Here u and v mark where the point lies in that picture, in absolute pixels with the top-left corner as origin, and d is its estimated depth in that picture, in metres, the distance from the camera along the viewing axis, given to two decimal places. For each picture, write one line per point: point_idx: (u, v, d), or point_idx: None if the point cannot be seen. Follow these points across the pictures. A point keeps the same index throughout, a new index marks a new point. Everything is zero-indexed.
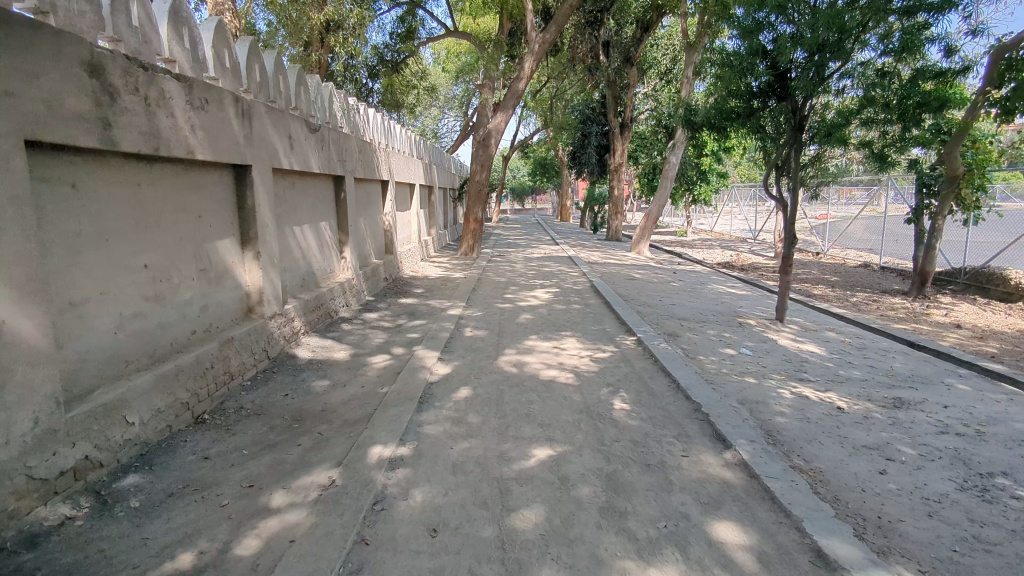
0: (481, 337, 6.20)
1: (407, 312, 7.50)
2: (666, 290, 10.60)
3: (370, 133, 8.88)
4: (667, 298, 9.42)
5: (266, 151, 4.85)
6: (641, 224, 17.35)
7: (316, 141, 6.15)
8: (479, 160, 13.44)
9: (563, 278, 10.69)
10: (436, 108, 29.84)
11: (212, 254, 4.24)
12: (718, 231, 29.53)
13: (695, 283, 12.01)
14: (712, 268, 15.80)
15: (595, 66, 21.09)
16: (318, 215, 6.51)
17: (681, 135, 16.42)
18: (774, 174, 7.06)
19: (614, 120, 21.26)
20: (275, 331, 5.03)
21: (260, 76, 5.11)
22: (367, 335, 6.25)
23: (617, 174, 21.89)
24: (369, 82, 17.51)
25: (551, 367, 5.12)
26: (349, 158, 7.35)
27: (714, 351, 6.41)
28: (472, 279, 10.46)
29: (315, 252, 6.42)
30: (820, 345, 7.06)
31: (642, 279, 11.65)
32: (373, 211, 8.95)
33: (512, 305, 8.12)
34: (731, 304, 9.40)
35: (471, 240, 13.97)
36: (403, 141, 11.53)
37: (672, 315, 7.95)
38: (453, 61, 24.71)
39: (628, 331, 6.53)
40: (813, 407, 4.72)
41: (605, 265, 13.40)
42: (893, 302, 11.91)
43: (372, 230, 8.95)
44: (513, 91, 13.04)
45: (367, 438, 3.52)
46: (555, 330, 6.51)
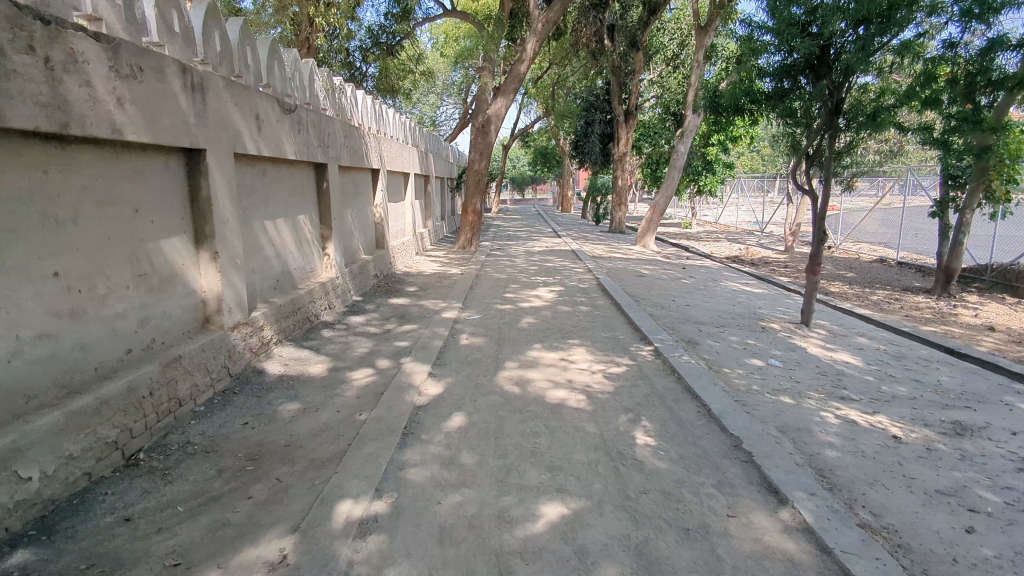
0: (478, 347, 5.51)
1: (396, 315, 6.80)
2: (678, 288, 9.90)
3: (358, 116, 8.16)
4: (680, 298, 8.72)
5: (225, 132, 4.13)
6: (647, 216, 16.64)
7: (293, 124, 5.43)
8: (478, 148, 12.71)
9: (568, 275, 10.00)
10: (434, 95, 28.90)
11: (154, 256, 3.53)
12: (723, 223, 28.79)
13: (706, 280, 11.29)
14: (721, 263, 15.08)
15: (598, 51, 19.94)
16: (295, 207, 5.79)
17: (691, 123, 15.69)
18: (805, 164, 6.37)
19: (618, 107, 20.67)
20: (238, 344, 4.33)
21: (220, 46, 4.38)
22: (350, 344, 5.55)
23: (621, 163, 21.18)
24: (363, 65, 16.69)
25: (558, 386, 4.43)
26: (333, 143, 6.63)
27: (740, 362, 5.71)
28: (470, 275, 9.77)
29: (291, 248, 5.71)
30: (854, 355, 6.36)
31: (651, 275, 10.98)
32: (361, 203, 8.23)
33: (513, 306, 7.44)
34: (750, 306, 8.68)
35: (469, 233, 13.26)
36: (397, 127, 10.79)
37: (688, 319, 7.25)
38: (452, 45, 23.95)
39: (643, 339, 5.84)
40: (865, 437, 4.03)
41: (610, 260, 12.71)
42: (915, 300, 11.25)
43: (361, 224, 8.23)
44: (513, 74, 12.30)
45: (335, 489, 2.84)
46: (561, 337, 5.83)
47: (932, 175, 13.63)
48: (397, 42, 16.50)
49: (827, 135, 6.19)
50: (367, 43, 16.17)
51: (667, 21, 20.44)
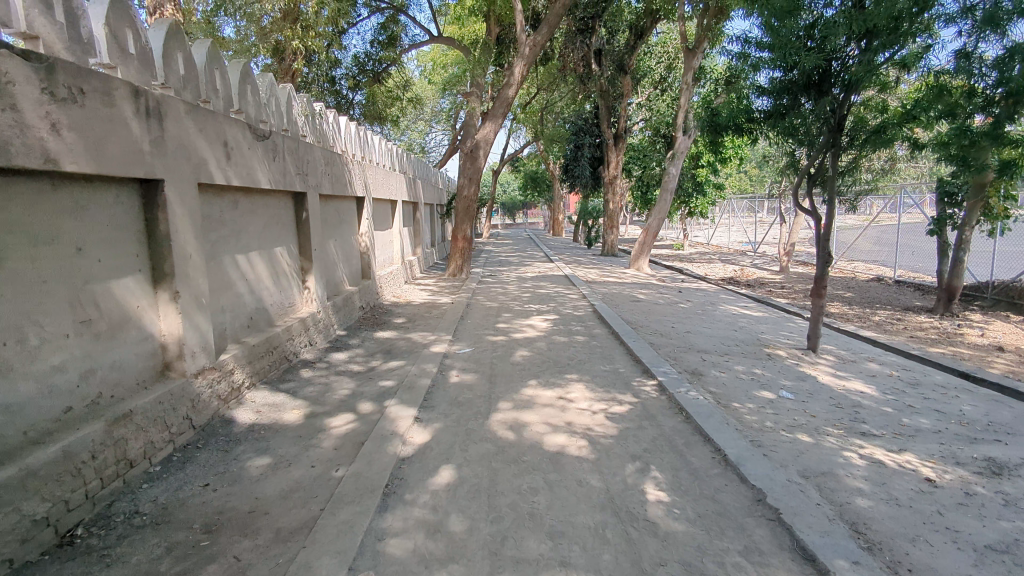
0: (469, 385, 5.13)
1: (382, 350, 6.39)
2: (676, 314, 9.55)
3: (341, 143, 7.86)
4: (679, 325, 8.37)
5: (187, 160, 3.78)
6: (640, 239, 16.39)
7: (267, 151, 5.10)
8: (467, 174, 12.45)
9: (562, 302, 9.66)
10: (423, 122, 28.78)
11: (101, 299, 3.15)
12: (715, 244, 28.67)
13: (705, 304, 10.96)
14: (717, 285, 14.77)
15: (586, 75, 20.11)
16: (271, 239, 5.43)
17: (681, 145, 15.55)
18: (808, 184, 6.12)
19: (608, 130, 20.59)
20: (203, 392, 3.92)
21: (184, 70, 4.06)
22: (331, 385, 5.13)
23: (612, 187, 21.06)
24: (349, 93, 16.52)
25: (557, 430, 4.04)
26: (313, 171, 6.30)
27: (749, 395, 5.34)
28: (461, 304, 9.41)
29: (267, 283, 5.32)
30: (867, 383, 6.01)
31: (647, 300, 10.66)
32: (345, 232, 7.88)
33: (506, 337, 7.06)
34: (752, 331, 8.33)
35: (460, 259, 12.91)
36: (383, 154, 10.50)
37: (691, 348, 6.88)
38: (440, 72, 24.20)
39: (646, 372, 5.46)
40: (896, 481, 3.65)
41: (605, 285, 12.40)
42: (919, 320, 10.97)
43: (345, 254, 7.87)
44: (501, 99, 12.13)
45: (301, 570, 2.43)
46: (558, 372, 5.44)
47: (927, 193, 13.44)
48: (384, 69, 16.40)
49: (831, 154, 5.96)
50: (352, 69, 15.96)
51: (654, 44, 20.48)
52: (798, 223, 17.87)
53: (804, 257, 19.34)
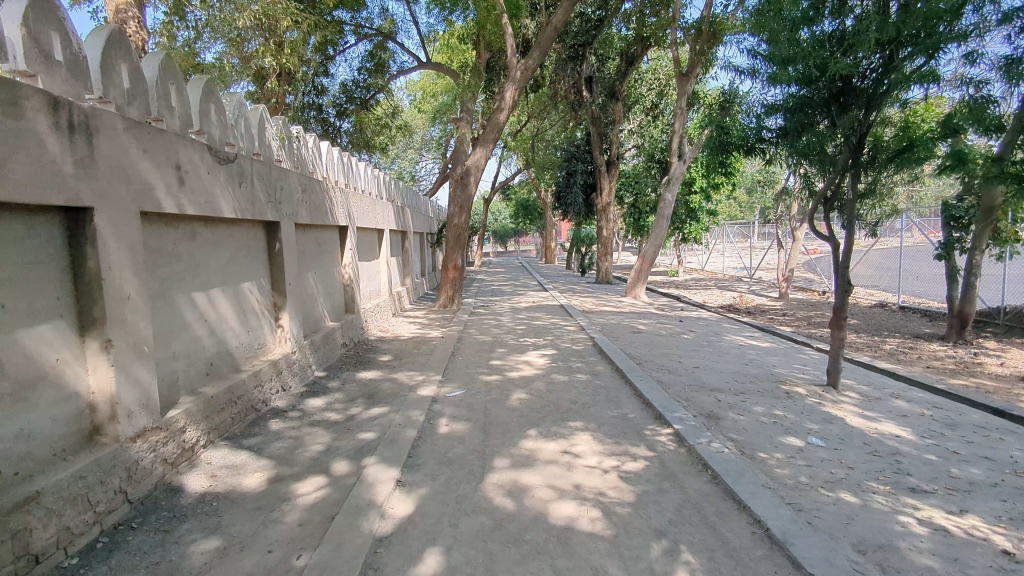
0: (461, 436, 4.52)
1: (364, 395, 5.76)
2: (680, 347, 8.98)
3: (322, 169, 7.35)
4: (686, 360, 7.79)
5: (126, 185, 3.24)
6: (636, 266, 15.94)
7: (233, 176, 4.57)
8: (457, 202, 11.97)
9: (560, 335, 9.10)
10: (414, 151, 28.43)
11: (4, 353, 2.57)
12: (709, 270, 28.31)
13: (708, 335, 10.39)
14: (717, 313, 14.25)
15: (576, 103, 19.65)
16: (237, 274, 4.86)
17: (676, 170, 15.20)
18: (826, 208, 5.66)
19: (600, 157, 20.35)
20: (143, 457, 3.29)
21: (129, 83, 3.55)
22: (303, 439, 4.49)
23: (605, 214, 20.74)
24: (336, 121, 16.10)
25: (564, 496, 3.43)
26: (287, 198, 5.77)
27: (775, 443, 4.75)
28: (452, 338, 8.82)
29: (232, 324, 4.73)
30: (901, 425, 5.43)
31: (648, 331, 10.12)
32: (325, 263, 7.32)
33: (501, 377, 6.45)
34: (764, 365, 7.76)
35: (450, 290, 12.33)
36: (369, 181, 10.01)
37: (704, 386, 6.30)
38: (430, 100, 24.07)
39: (659, 419, 4.87)
40: (971, 557, 3.06)
41: (603, 315, 11.87)
42: (931, 349, 10.49)
43: (325, 287, 7.28)
44: (491, 123, 11.72)
45: None
46: (561, 420, 4.84)
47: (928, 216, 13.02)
48: (372, 96, 16.10)
49: (850, 175, 5.51)
50: (339, 96, 15.62)
51: (645, 71, 20.32)
52: (796, 248, 17.50)
53: (802, 283, 18.98)
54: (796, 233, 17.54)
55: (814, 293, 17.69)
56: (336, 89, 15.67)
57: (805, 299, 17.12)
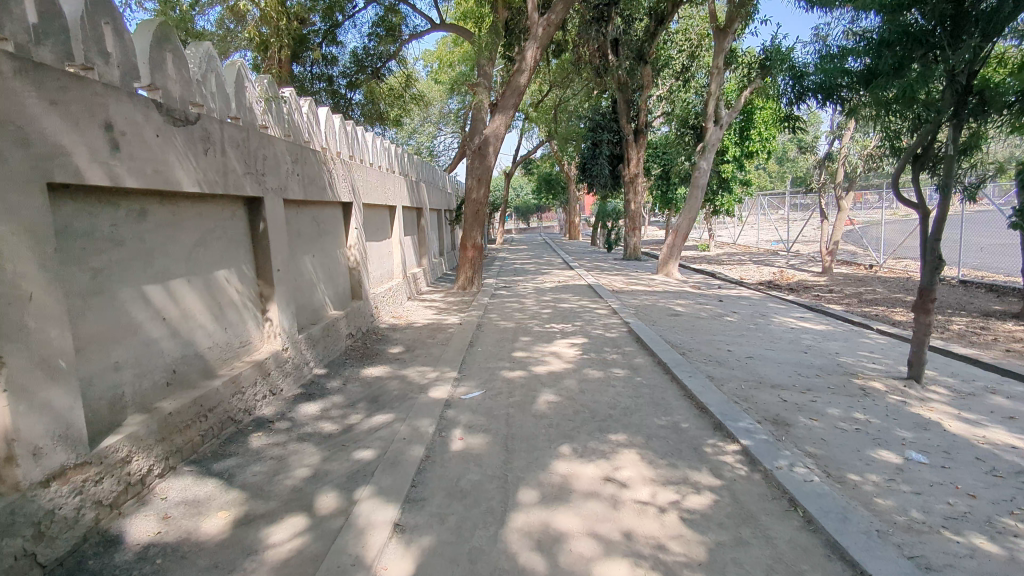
0: (478, 455, 3.69)
1: (367, 398, 4.96)
2: (725, 331, 8.01)
3: (320, 137, 6.50)
4: (735, 348, 6.85)
5: (17, 147, 2.43)
6: (669, 241, 14.90)
7: (196, 141, 3.74)
8: (475, 174, 11.05)
9: (590, 319, 8.23)
10: (432, 125, 27.46)
11: None
12: (742, 245, 26.99)
13: (753, 316, 9.40)
14: (758, 291, 13.18)
15: (602, 68, 18.55)
16: (208, 260, 4.06)
17: (712, 136, 14.07)
18: (917, 164, 4.60)
19: (627, 126, 19.39)
20: (62, 505, 2.53)
21: (38, 17, 2.70)
22: (287, 459, 3.71)
23: (633, 186, 19.75)
24: (347, 92, 15.29)
25: (612, 552, 2.60)
26: (274, 169, 4.94)
27: (865, 459, 3.83)
28: (470, 325, 8.01)
29: (204, 319, 3.96)
30: (1013, 430, 4.45)
31: (687, 313, 9.18)
32: (326, 244, 6.53)
33: (525, 373, 5.60)
34: (826, 353, 6.78)
35: (470, 271, 11.48)
36: (378, 153, 9.14)
37: (764, 382, 5.37)
38: (447, 71, 23.04)
39: (719, 431, 3.98)
40: None
41: (636, 295, 10.94)
42: (1006, 328, 9.39)
43: (327, 271, 6.50)
44: (511, 87, 10.71)
45: None
46: (599, 432, 3.98)
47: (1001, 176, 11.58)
48: (384, 65, 15.14)
49: (953, 124, 4.46)
50: (348, 65, 14.77)
51: (674, 32, 18.86)
52: (841, 219, 16.23)
53: (846, 258, 17.75)
54: (841, 203, 16.29)
55: (860, 268, 16.50)
56: (346, 58, 14.82)
57: (850, 274, 15.97)
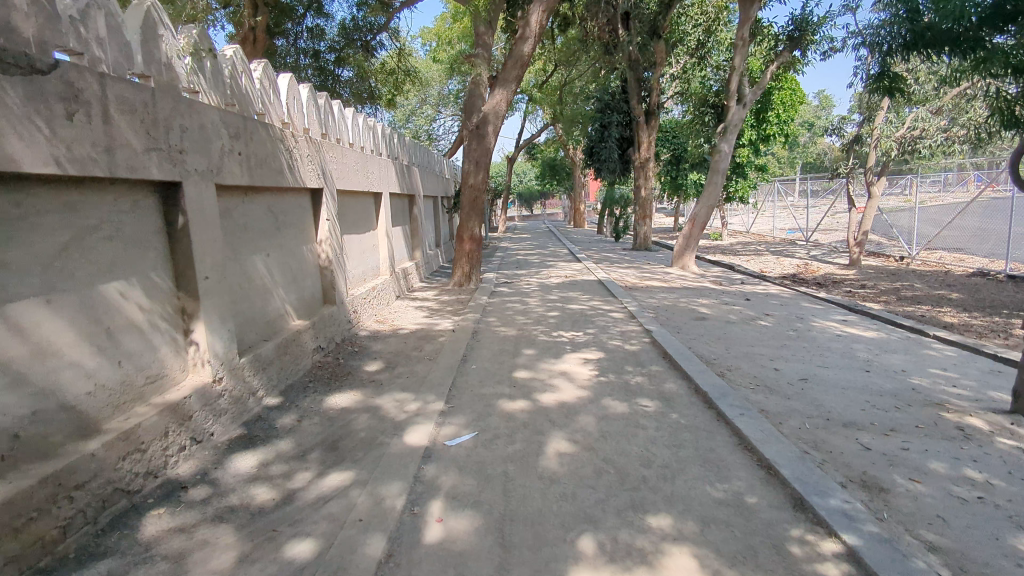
0: (462, 557, 2.55)
1: (323, 444, 3.83)
2: (762, 340, 6.83)
3: (278, 109, 5.32)
4: (778, 364, 5.69)
5: None
6: (685, 232, 13.68)
7: (51, 98, 2.57)
8: (472, 157, 9.85)
9: (605, 325, 7.08)
10: (431, 106, 26.03)
11: None
12: (756, 234, 25.68)
13: (790, 320, 8.20)
14: (784, 287, 11.97)
15: (612, 44, 16.97)
16: (90, 267, 2.92)
17: (734, 116, 12.83)
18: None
19: (638, 107, 18.21)
20: None
21: None
22: (187, 558, 2.58)
23: (643, 171, 18.64)
24: (336, 68, 14.11)
25: None
26: (204, 144, 3.76)
27: (1016, 556, 2.68)
28: (465, 333, 6.88)
29: (80, 350, 2.82)
30: None
31: (713, 316, 8.03)
32: (286, 240, 5.37)
33: (529, 405, 4.46)
34: (890, 372, 5.61)
35: (467, 265, 10.29)
36: (359, 132, 7.96)
37: (834, 419, 4.20)
38: (446, 49, 21.80)
39: (801, 511, 2.84)
40: None
41: (653, 293, 9.78)
42: None
43: (288, 272, 5.35)
44: (513, 57, 9.49)
45: None
46: (634, 513, 2.84)
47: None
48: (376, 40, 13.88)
49: None
50: (336, 39, 13.60)
51: (689, 5, 17.41)
52: (871, 207, 14.97)
53: (874, 249, 16.53)
54: (871, 188, 15.04)
55: (891, 260, 15.32)
56: (334, 31, 13.64)
57: (880, 267, 14.79)
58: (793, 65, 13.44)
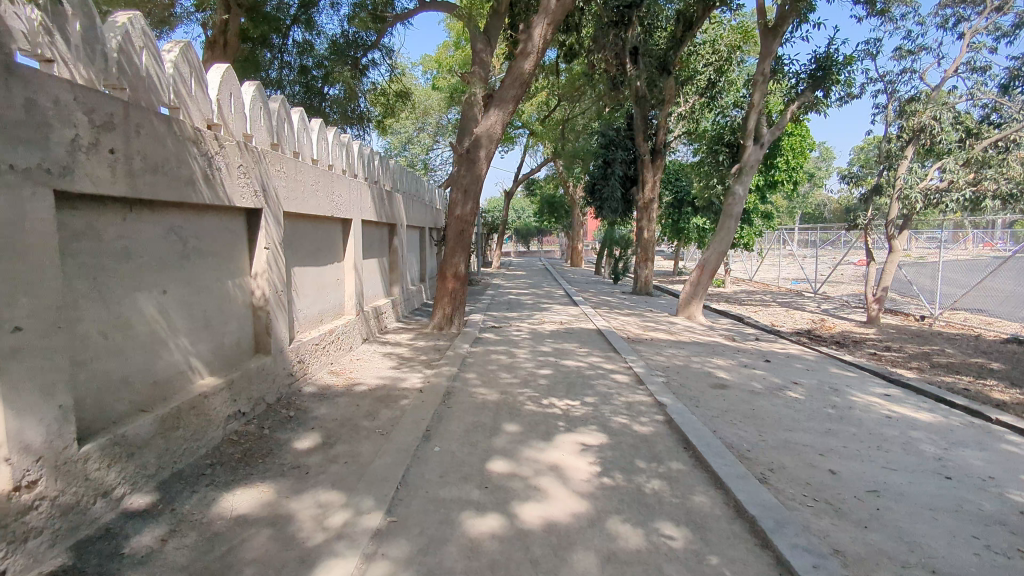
0: None
1: None
2: (800, 421, 5.53)
3: (198, 103, 4.10)
4: (830, 462, 4.38)
5: None
6: (693, 278, 12.49)
7: None
8: (460, 185, 8.69)
9: (606, 393, 5.77)
10: (428, 135, 25.19)
11: None
12: (760, 282, 24.56)
13: (823, 392, 6.88)
14: (803, 345, 10.74)
15: (620, 77, 16.14)
16: None
17: (750, 155, 11.80)
18: None
19: (643, 145, 17.25)
20: None
21: None
22: None
23: (647, 211, 17.62)
24: (324, 87, 13.03)
25: None
26: (35, 131, 2.55)
27: None
28: (434, 395, 5.56)
29: None
30: None
31: (734, 384, 6.73)
32: (199, 273, 4.12)
33: (503, 525, 3.14)
34: (977, 480, 4.30)
35: (449, 306, 8.98)
36: (325, 148, 6.78)
37: (941, 572, 2.90)
38: (446, 77, 21.02)
39: None
40: None
41: (660, 349, 8.50)
42: None
43: (196, 316, 4.07)
44: (512, 74, 8.42)
45: None
46: None
47: (976, 31, 13.65)
48: (368, 59, 12.88)
49: None
50: (324, 54, 12.59)
51: (700, 43, 16.65)
52: (893, 261, 13.86)
53: (892, 306, 15.40)
54: (892, 242, 13.98)
55: (912, 319, 14.17)
56: (323, 46, 12.62)
57: (902, 327, 13.61)
58: (815, 107, 12.52)
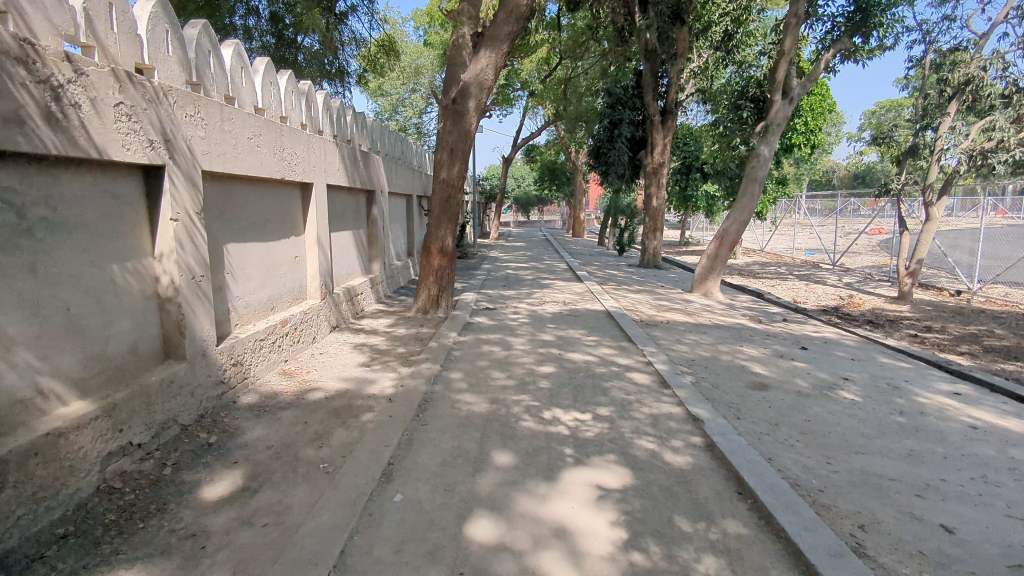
0: None
1: None
2: (870, 437, 4.34)
3: (48, 9, 2.82)
4: (935, 511, 3.20)
5: None
6: (711, 251, 11.20)
7: None
8: (445, 143, 7.36)
9: (624, 401, 4.57)
10: (421, 98, 23.70)
11: None
12: (772, 253, 23.20)
13: (882, 391, 5.68)
14: (837, 327, 9.51)
15: (627, 28, 14.55)
16: None
17: (778, 111, 10.41)
18: None
19: (653, 103, 15.78)
20: None
21: None
22: None
23: (657, 177, 16.25)
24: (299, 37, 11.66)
25: None
26: None
27: None
28: (406, 406, 4.36)
29: None
30: None
31: (776, 383, 5.54)
32: (54, 256, 2.88)
33: None
34: None
35: (435, 287, 7.72)
36: (274, 95, 5.44)
37: None
38: (438, 34, 19.40)
39: None
40: None
41: (680, 336, 7.29)
42: None
43: (51, 318, 2.86)
44: (505, 7, 7.05)
45: None
46: None
47: None
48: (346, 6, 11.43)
49: None
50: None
51: None
52: (929, 231, 12.51)
53: (923, 280, 14.14)
54: (929, 209, 12.60)
55: (948, 295, 12.94)
56: None
57: (938, 303, 12.37)
58: (851, 55, 11.09)
